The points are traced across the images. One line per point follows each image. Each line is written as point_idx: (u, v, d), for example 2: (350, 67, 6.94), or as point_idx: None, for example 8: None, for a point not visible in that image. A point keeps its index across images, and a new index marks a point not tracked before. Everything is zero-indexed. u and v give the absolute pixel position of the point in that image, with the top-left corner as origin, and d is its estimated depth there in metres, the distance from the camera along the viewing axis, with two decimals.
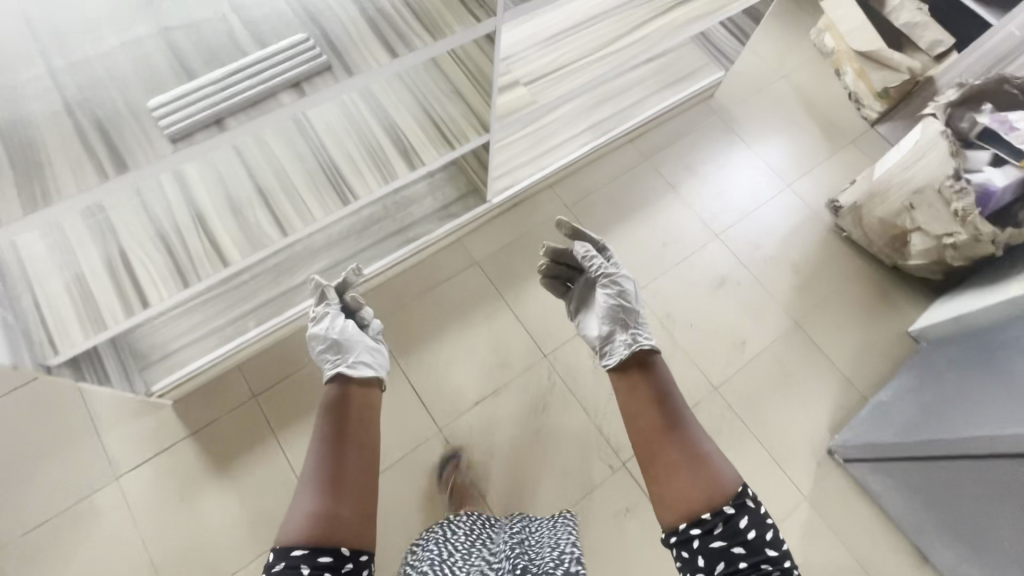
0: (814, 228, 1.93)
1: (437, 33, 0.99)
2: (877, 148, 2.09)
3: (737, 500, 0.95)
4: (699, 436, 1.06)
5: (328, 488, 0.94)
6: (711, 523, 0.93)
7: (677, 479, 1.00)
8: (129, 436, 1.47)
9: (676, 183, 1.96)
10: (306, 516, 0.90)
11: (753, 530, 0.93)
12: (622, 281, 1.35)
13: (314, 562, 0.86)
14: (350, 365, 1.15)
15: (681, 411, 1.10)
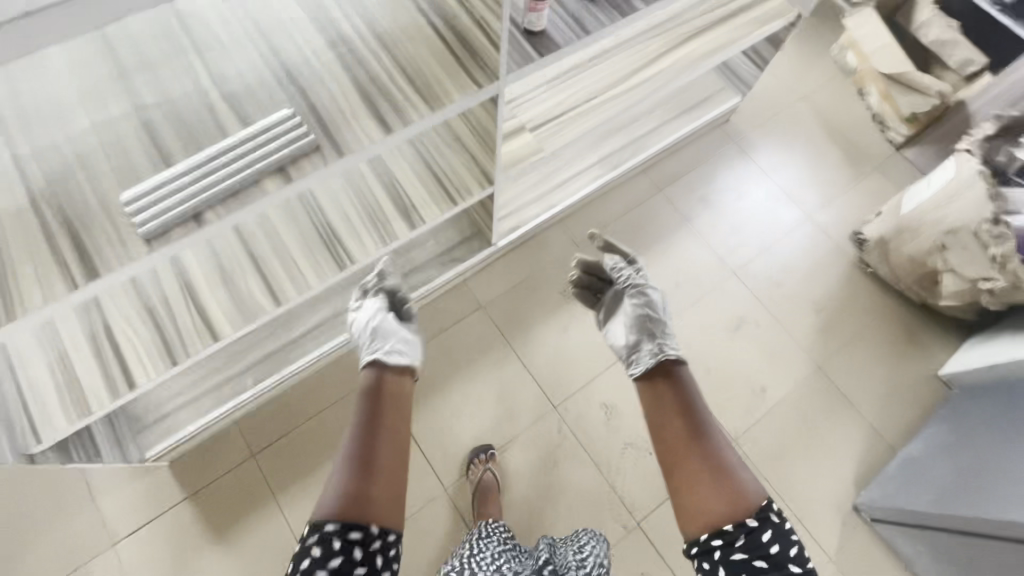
0: (836, 262, 1.83)
1: (435, 102, 0.91)
2: (903, 174, 1.98)
3: (761, 513, 0.87)
4: (724, 443, 0.95)
5: (361, 463, 0.88)
6: (734, 535, 0.85)
7: (700, 490, 0.90)
8: (124, 500, 1.42)
9: (691, 215, 1.86)
10: (336, 494, 0.85)
11: (776, 544, 0.86)
12: (650, 293, 1.24)
13: (345, 537, 0.82)
14: (382, 351, 1.08)
15: (705, 414, 0.98)
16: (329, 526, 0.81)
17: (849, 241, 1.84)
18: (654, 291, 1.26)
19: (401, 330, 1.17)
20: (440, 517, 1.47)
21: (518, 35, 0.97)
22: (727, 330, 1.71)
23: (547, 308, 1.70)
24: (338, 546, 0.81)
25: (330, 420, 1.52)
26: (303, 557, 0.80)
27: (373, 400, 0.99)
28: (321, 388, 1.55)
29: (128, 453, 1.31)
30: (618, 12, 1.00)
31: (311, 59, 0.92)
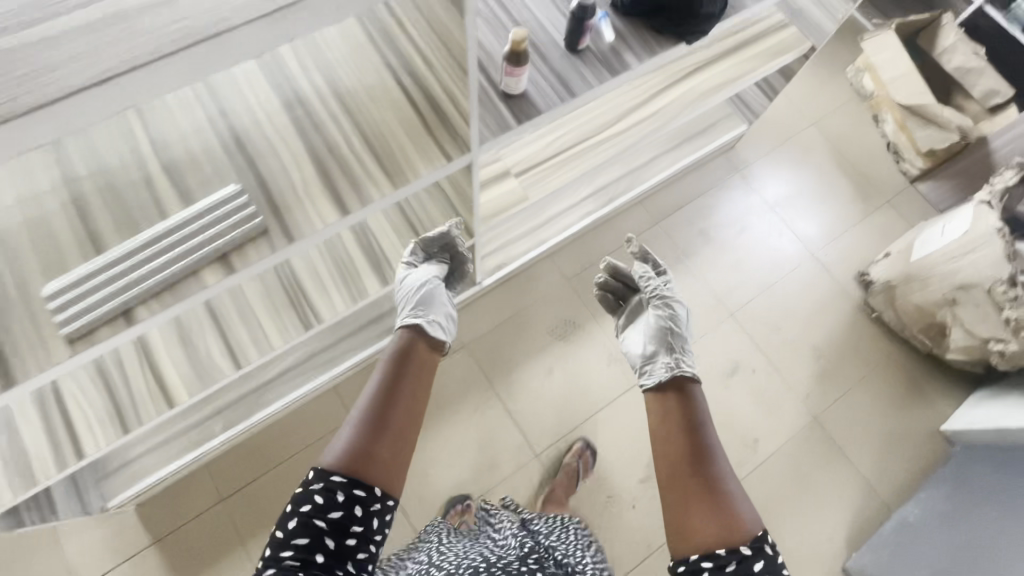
0: (840, 304, 1.74)
1: (397, 177, 0.82)
2: (915, 209, 1.88)
3: (754, 541, 0.76)
4: (723, 462, 0.84)
5: (372, 421, 0.81)
6: (725, 558, 0.75)
7: (692, 509, 0.79)
8: (88, 545, 1.37)
9: (689, 250, 1.77)
10: (343, 447, 0.79)
11: (767, 574, 0.75)
12: (675, 305, 1.17)
13: (349, 492, 0.76)
14: (428, 323, 1.00)
15: (709, 426, 0.87)
16: (334, 478, 0.76)
17: (854, 283, 1.76)
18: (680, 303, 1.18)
19: (447, 302, 1.09)
20: None
21: (494, 96, 0.88)
22: (722, 375, 1.64)
23: (534, 349, 1.62)
24: (342, 501, 0.76)
25: (304, 463, 1.48)
26: (302, 503, 0.75)
27: (394, 360, 0.91)
28: (296, 429, 1.51)
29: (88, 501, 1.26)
30: (608, 70, 0.91)
31: (265, 123, 0.82)
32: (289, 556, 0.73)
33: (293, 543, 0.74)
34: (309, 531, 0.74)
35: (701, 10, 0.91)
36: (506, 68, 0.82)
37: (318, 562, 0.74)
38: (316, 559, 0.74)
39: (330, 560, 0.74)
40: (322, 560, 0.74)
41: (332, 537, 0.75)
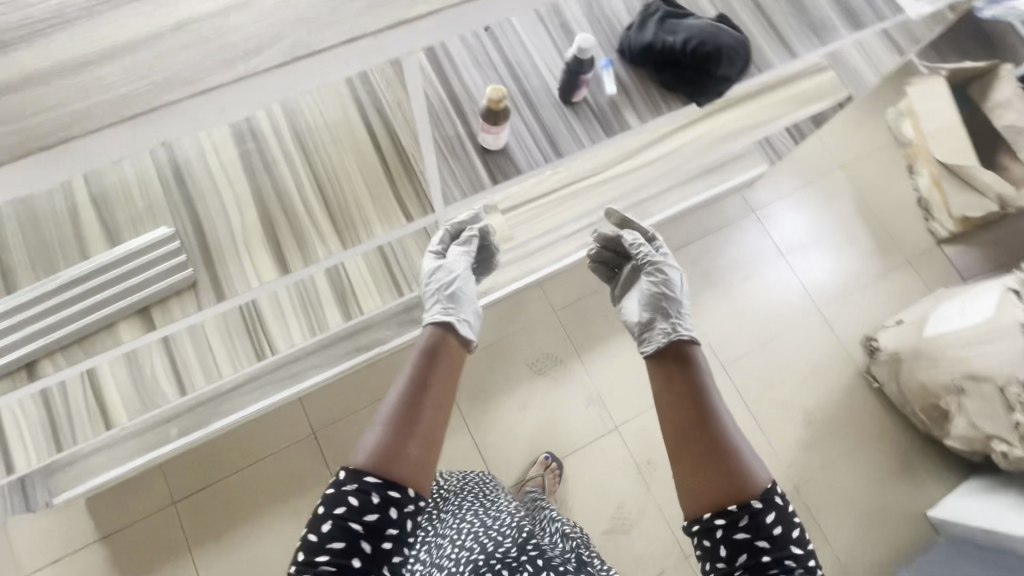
0: (841, 369, 1.64)
1: (348, 233, 0.74)
2: (937, 272, 1.76)
3: (766, 494, 0.71)
4: (726, 417, 0.75)
5: (403, 420, 0.77)
6: (738, 514, 0.70)
7: (699, 466, 0.73)
8: (33, 536, 1.34)
9: (688, 294, 1.66)
10: (374, 448, 0.75)
11: (779, 525, 0.70)
12: (665, 270, 1.00)
13: (381, 494, 0.73)
14: (457, 319, 0.93)
15: (708, 383, 0.78)
16: (366, 480, 0.73)
17: (860, 346, 1.64)
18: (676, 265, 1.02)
19: (472, 296, 1.02)
20: None
21: (470, 149, 0.78)
22: None
23: (510, 381, 1.55)
24: (374, 503, 0.72)
25: (262, 474, 1.44)
26: (335, 504, 0.72)
27: (428, 350, 0.85)
28: (256, 438, 1.46)
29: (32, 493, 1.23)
30: (603, 128, 0.81)
31: (210, 157, 0.73)
32: (324, 561, 0.71)
33: (329, 547, 0.71)
34: (343, 533, 0.72)
35: (717, 70, 0.79)
36: (484, 125, 0.73)
37: (354, 564, 0.72)
38: (353, 562, 0.71)
39: (365, 563, 0.72)
40: (359, 563, 0.72)
41: (367, 539, 0.72)
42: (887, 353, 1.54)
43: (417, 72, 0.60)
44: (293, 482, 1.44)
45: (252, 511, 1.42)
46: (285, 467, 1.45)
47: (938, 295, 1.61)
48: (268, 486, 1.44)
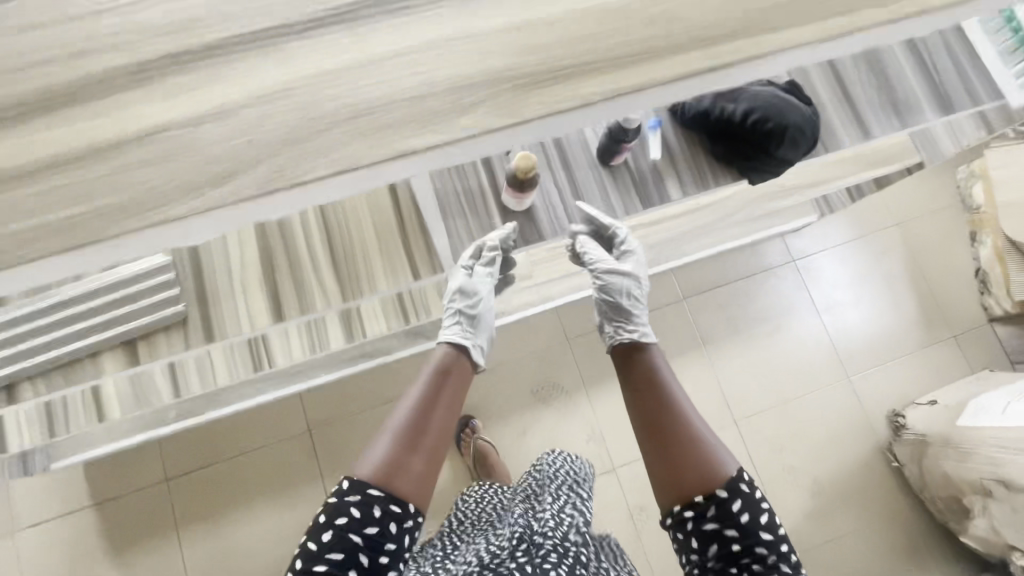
0: (860, 442, 1.55)
1: (348, 289, 0.69)
2: (984, 352, 1.63)
3: (730, 483, 0.53)
4: (682, 396, 0.58)
5: (415, 425, 0.56)
6: (702, 507, 0.53)
7: (661, 457, 0.55)
8: (29, 494, 1.37)
9: (711, 340, 1.58)
10: (377, 457, 0.55)
11: (746, 512, 0.53)
12: (604, 276, 0.71)
13: (385, 506, 0.53)
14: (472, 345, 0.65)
15: (660, 360, 0.61)
16: (370, 492, 0.53)
17: (883, 421, 1.57)
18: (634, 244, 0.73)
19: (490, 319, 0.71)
20: None
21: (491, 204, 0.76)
22: None
23: (512, 406, 1.50)
24: (379, 516, 0.53)
25: (254, 464, 1.43)
26: (336, 512, 0.52)
27: (446, 351, 0.64)
28: (252, 428, 1.45)
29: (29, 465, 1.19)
30: (640, 197, 0.75)
31: None
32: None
33: (326, 557, 0.51)
34: (344, 543, 0.52)
35: (777, 150, 0.71)
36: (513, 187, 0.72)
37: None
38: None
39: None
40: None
41: (369, 552, 0.52)
42: (914, 436, 1.45)
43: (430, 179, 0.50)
44: (284, 476, 1.43)
45: (240, 498, 1.42)
46: (277, 460, 1.44)
47: (981, 380, 1.50)
48: (258, 477, 1.43)
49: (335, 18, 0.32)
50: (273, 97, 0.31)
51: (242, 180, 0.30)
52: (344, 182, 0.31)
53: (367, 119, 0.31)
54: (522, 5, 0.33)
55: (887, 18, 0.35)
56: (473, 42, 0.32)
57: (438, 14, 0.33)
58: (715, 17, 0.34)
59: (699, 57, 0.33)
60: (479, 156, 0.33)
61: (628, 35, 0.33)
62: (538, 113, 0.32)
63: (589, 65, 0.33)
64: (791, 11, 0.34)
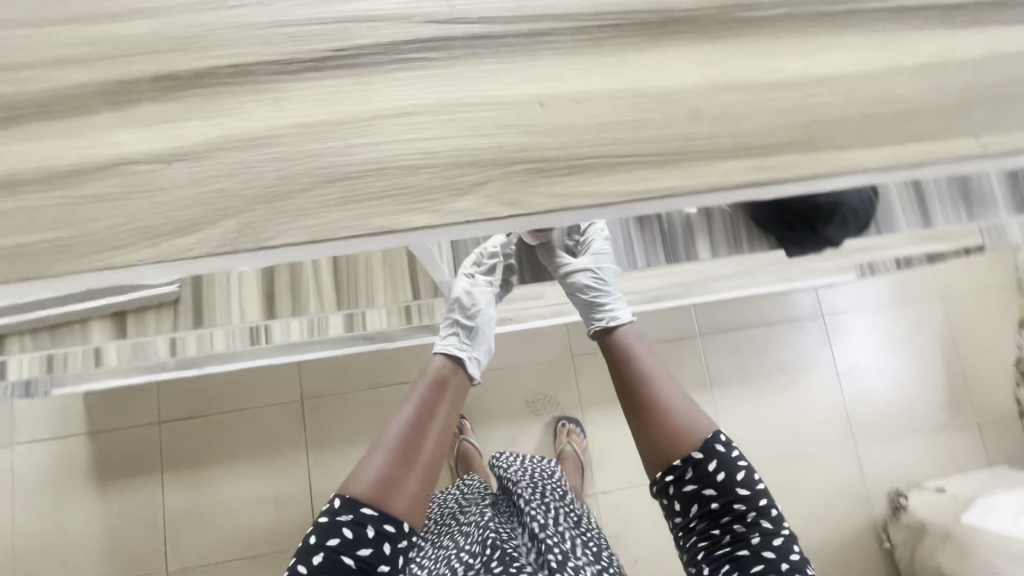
0: (858, 516, 1.48)
1: (347, 298, 0.66)
2: (1006, 446, 1.54)
3: (705, 445, 0.52)
4: (657, 372, 0.57)
5: (412, 445, 0.55)
6: (681, 470, 0.52)
7: (641, 429, 0.55)
8: (30, 410, 1.40)
9: (720, 383, 1.52)
10: (372, 474, 0.54)
11: (724, 471, 0.52)
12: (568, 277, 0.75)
13: (377, 526, 0.52)
14: (467, 358, 0.70)
15: (636, 344, 0.61)
16: (362, 512, 0.52)
17: (883, 498, 1.48)
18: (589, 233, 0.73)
19: (488, 327, 0.76)
20: None
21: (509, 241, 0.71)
22: None
23: (503, 413, 1.48)
24: (370, 536, 0.51)
25: (241, 423, 1.44)
26: (327, 533, 0.52)
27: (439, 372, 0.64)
28: (246, 388, 1.45)
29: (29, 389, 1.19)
30: (666, 257, 0.70)
31: None
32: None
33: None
34: (336, 565, 0.51)
35: (822, 228, 0.64)
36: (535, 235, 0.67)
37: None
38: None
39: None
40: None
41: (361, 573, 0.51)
42: (913, 520, 1.38)
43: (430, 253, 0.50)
44: (268, 440, 1.44)
45: (223, 454, 1.43)
46: (264, 424, 1.44)
47: (998, 478, 1.41)
48: (244, 436, 1.43)
49: (342, 63, 0.29)
50: (257, 143, 0.28)
51: (207, 233, 0.27)
52: (318, 249, 0.28)
53: (355, 185, 0.28)
54: (554, 78, 0.29)
55: (979, 152, 0.30)
56: (490, 113, 0.29)
57: (456, 75, 0.29)
58: (774, 124, 0.29)
59: (746, 167, 0.29)
60: (478, 235, 0.29)
61: (669, 131, 0.29)
62: (547, 207, 0.28)
63: (616, 159, 0.28)
64: (864, 128, 0.29)
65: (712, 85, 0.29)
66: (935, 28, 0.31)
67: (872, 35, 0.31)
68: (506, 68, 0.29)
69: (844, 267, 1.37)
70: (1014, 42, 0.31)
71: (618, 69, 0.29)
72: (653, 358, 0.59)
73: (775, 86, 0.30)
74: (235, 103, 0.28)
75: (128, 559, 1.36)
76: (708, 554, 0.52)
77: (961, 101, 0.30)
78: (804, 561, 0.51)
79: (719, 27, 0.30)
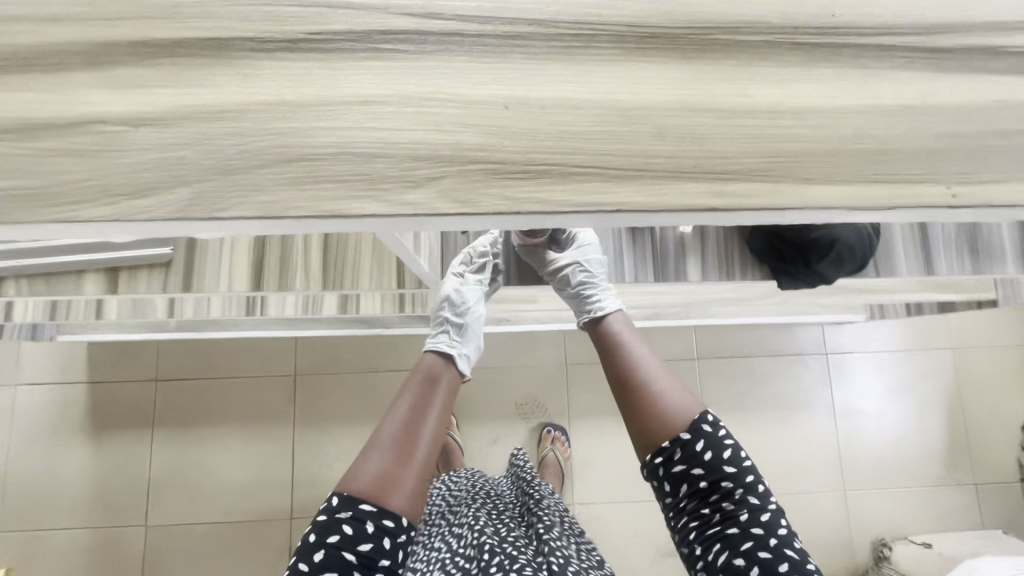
0: (838, 562, 1.43)
1: (332, 280, 0.65)
2: (1002, 510, 1.49)
3: (694, 425, 0.49)
4: (642, 355, 0.55)
5: (409, 441, 0.52)
6: (669, 451, 0.49)
7: (628, 412, 0.52)
8: (37, 353, 1.45)
9: (713, 409, 1.49)
10: (370, 470, 0.51)
11: (710, 449, 0.49)
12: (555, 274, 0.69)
13: (377, 522, 0.49)
14: (456, 352, 0.65)
15: (622, 330, 0.58)
16: (361, 508, 0.49)
17: (866, 547, 1.44)
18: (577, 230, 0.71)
19: (477, 326, 0.73)
20: (272, 543, 1.38)
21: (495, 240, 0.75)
22: (659, 550, 1.42)
23: (490, 412, 1.48)
24: (370, 532, 0.49)
25: (234, 391, 1.46)
26: (326, 530, 0.49)
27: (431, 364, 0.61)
28: (243, 356, 1.48)
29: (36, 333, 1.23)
30: (656, 274, 0.69)
31: None
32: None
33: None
34: (337, 562, 0.49)
35: (817, 263, 0.62)
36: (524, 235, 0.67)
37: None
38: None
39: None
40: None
41: (363, 570, 0.49)
42: None
43: (400, 248, 0.49)
44: (256, 411, 1.46)
45: (212, 418, 1.45)
46: (255, 394, 1.46)
47: (989, 542, 1.37)
48: (235, 404, 1.46)
49: (315, 47, 0.29)
50: (222, 116, 0.28)
51: (162, 198, 0.28)
52: (268, 225, 0.28)
53: (311, 167, 0.28)
54: (522, 82, 0.29)
55: (947, 202, 0.29)
56: (453, 111, 0.29)
57: (425, 70, 0.29)
58: (738, 150, 0.29)
59: (703, 191, 0.28)
60: (425, 229, 0.29)
61: (630, 146, 0.29)
62: (496, 209, 0.28)
63: (572, 169, 0.28)
64: (829, 165, 0.29)
65: (680, 105, 0.29)
66: (921, 71, 0.30)
67: (853, 71, 0.30)
68: (476, 67, 0.29)
69: (853, 306, 1.34)
70: (1001, 93, 0.30)
71: (587, 79, 0.29)
72: (640, 343, 0.56)
73: (745, 112, 0.29)
74: (206, 74, 0.29)
75: (109, 510, 1.39)
76: (699, 534, 0.49)
77: (937, 147, 0.29)
78: (796, 536, 0.49)
79: (697, 47, 0.30)
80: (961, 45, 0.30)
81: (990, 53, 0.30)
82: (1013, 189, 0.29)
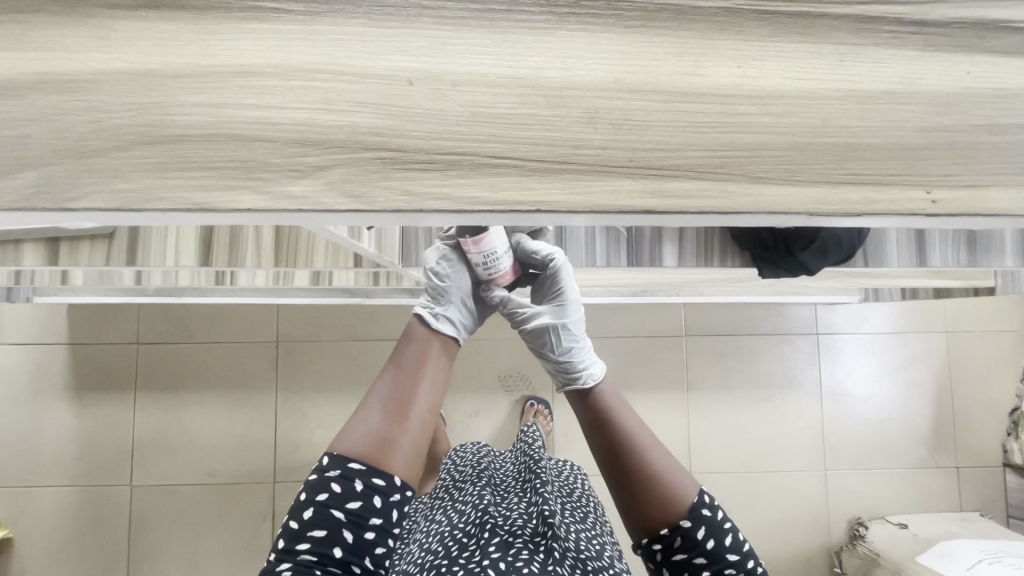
0: (813, 537, 1.45)
1: (285, 257, 0.65)
2: (981, 493, 1.49)
3: (693, 510, 0.49)
4: (636, 427, 0.52)
5: (401, 404, 0.48)
6: (669, 539, 0.49)
7: (624, 495, 0.50)
8: (18, 315, 1.43)
9: (698, 388, 1.47)
10: (362, 431, 0.47)
11: (712, 539, 0.49)
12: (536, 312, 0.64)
13: (367, 480, 0.46)
14: (430, 315, 0.57)
15: (610, 397, 0.54)
16: (350, 466, 0.46)
17: (843, 526, 1.46)
18: (532, 243, 0.62)
19: (464, 287, 0.62)
20: (256, 504, 1.40)
21: None
22: None
23: (473, 385, 1.46)
24: (359, 490, 0.46)
25: (218, 357, 1.45)
26: (315, 488, 0.46)
27: (422, 328, 0.55)
28: (224, 321, 1.45)
29: (11, 297, 1.18)
30: (627, 255, 0.63)
31: None
32: (304, 555, 0.45)
33: (308, 535, 0.46)
34: (325, 520, 0.46)
35: (800, 251, 0.56)
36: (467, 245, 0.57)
37: (335, 559, 0.45)
38: (334, 555, 0.45)
39: (349, 558, 0.46)
40: (341, 559, 0.46)
41: (353, 528, 0.46)
42: (867, 551, 1.36)
43: (333, 237, 0.47)
44: (237, 377, 1.45)
45: (195, 384, 1.45)
46: (236, 361, 1.45)
47: (965, 524, 1.38)
48: (218, 371, 1.45)
49: (184, 4, 0.24)
50: (71, 87, 0.24)
51: (4, 183, 0.24)
52: (135, 217, 0.25)
53: (176, 151, 0.24)
54: (430, 52, 0.24)
55: (925, 208, 0.25)
56: (350, 86, 0.24)
57: (315, 36, 0.24)
58: (681, 142, 0.25)
59: (637, 190, 0.24)
60: (320, 224, 0.25)
61: (557, 134, 0.24)
62: (393, 206, 0.24)
63: (484, 159, 0.24)
64: (789, 162, 0.25)
65: (618, 85, 0.25)
66: (908, 49, 0.25)
67: (830, 46, 0.25)
68: (374, 32, 0.24)
69: (849, 291, 1.31)
70: (1000, 80, 0.25)
71: (510, 49, 0.24)
72: (629, 411, 0.53)
73: (692, 96, 0.25)
74: (56, 36, 0.24)
75: (96, 469, 1.40)
76: None
77: (918, 142, 0.25)
78: None
79: (641, 14, 0.25)
80: (960, 17, 0.25)
81: (994, 28, 0.25)
82: (1001, 197, 0.25)
